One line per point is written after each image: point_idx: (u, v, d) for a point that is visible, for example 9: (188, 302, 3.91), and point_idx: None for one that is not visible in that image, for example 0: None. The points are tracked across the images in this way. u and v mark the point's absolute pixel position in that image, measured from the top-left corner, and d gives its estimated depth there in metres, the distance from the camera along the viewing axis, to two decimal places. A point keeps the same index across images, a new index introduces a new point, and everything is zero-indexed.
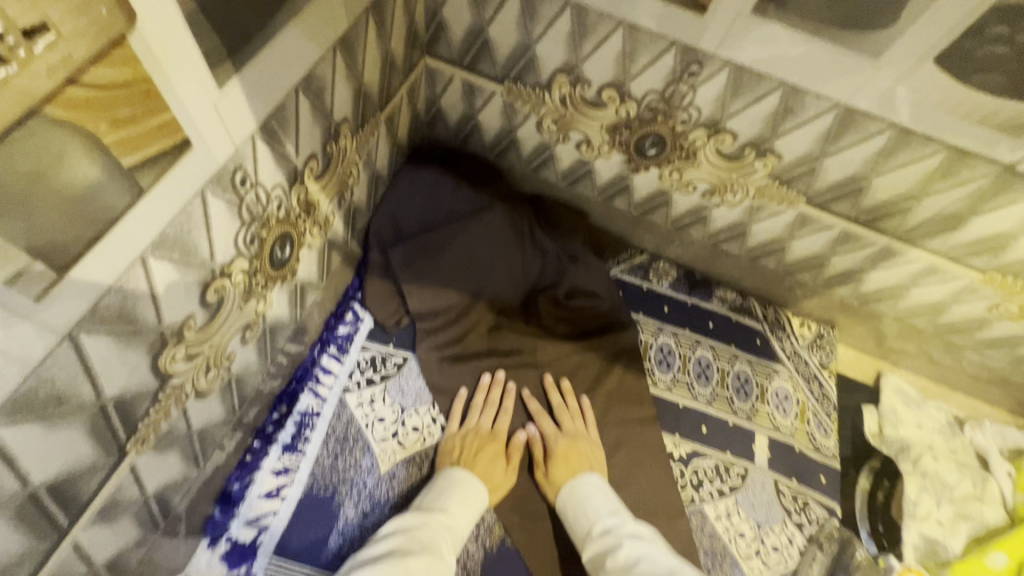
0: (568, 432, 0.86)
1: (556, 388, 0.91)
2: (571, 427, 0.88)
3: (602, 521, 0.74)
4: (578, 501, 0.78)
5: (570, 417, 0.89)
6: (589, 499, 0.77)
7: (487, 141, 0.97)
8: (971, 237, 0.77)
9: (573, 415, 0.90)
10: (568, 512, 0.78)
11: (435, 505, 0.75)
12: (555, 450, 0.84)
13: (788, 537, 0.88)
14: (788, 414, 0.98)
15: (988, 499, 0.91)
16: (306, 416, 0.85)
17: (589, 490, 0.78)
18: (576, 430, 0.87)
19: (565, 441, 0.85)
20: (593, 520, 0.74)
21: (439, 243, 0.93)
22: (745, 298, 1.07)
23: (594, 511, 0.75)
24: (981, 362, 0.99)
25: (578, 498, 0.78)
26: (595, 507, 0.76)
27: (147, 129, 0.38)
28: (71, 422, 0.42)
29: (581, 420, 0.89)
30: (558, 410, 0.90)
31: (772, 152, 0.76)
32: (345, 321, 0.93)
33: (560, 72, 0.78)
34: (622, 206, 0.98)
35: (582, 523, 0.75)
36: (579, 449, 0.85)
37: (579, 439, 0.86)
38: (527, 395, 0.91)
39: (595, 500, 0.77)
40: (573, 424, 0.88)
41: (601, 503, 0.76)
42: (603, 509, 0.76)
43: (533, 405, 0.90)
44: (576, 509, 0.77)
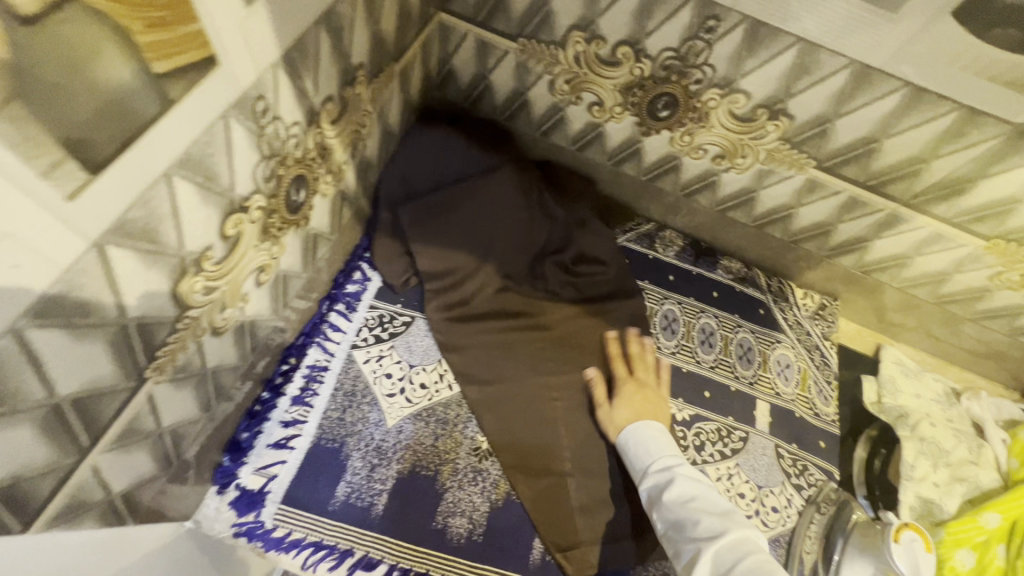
0: (637, 379, 0.89)
1: (636, 340, 0.94)
2: (643, 375, 0.90)
3: (661, 458, 0.75)
4: (640, 438, 0.79)
5: (643, 365, 0.91)
6: (654, 438, 0.78)
7: (498, 104, 0.97)
8: (976, 202, 0.78)
9: (649, 367, 0.91)
10: (626, 448, 0.80)
11: None
12: (620, 395, 0.86)
13: (787, 498, 0.89)
14: (790, 381, 1.00)
15: (983, 464, 0.92)
16: (315, 370, 0.86)
17: (653, 430, 0.80)
18: (645, 379, 0.89)
19: (632, 387, 0.87)
20: (653, 457, 0.76)
21: (449, 204, 0.93)
22: (749, 269, 1.08)
23: (654, 449, 0.77)
24: (978, 335, 1.01)
25: (642, 435, 0.79)
26: (659, 447, 0.77)
27: (178, 37, 0.37)
28: (95, 336, 0.42)
29: (653, 371, 0.91)
30: (631, 358, 0.92)
31: (784, 113, 0.77)
32: (354, 279, 0.93)
33: (575, 29, 0.79)
34: (631, 172, 0.99)
35: (640, 459, 0.77)
36: (644, 395, 0.87)
37: (647, 387, 0.88)
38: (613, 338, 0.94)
39: (656, 439, 0.78)
40: (649, 377, 0.90)
41: (663, 443, 0.78)
42: (664, 449, 0.77)
43: (614, 349, 0.92)
44: (635, 446, 0.79)
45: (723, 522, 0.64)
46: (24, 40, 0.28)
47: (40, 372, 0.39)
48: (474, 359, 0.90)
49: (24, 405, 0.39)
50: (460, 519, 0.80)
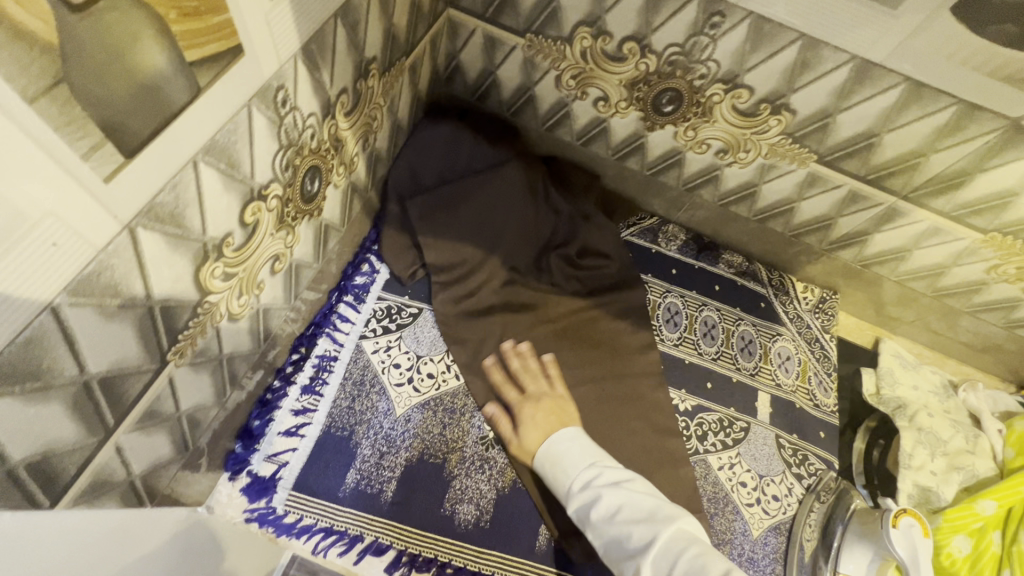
0: (532, 396, 0.86)
1: (515, 354, 0.91)
2: (533, 388, 0.87)
3: (581, 475, 0.70)
4: (556, 459, 0.74)
5: (530, 377, 0.89)
6: (566, 455, 0.73)
7: (504, 99, 0.98)
8: (974, 196, 0.80)
9: (534, 372, 0.89)
10: (548, 474, 0.75)
11: None
12: (523, 419, 0.83)
13: (787, 487, 0.91)
14: (790, 373, 1.02)
15: (979, 453, 0.93)
16: (325, 360, 0.87)
17: (568, 443, 0.74)
18: (539, 391, 0.87)
19: (532, 409, 0.85)
20: (570, 476, 0.71)
21: (456, 197, 0.94)
22: (750, 263, 1.10)
23: (572, 467, 0.72)
24: (975, 329, 1.03)
25: (557, 454, 0.75)
26: (571, 464, 0.72)
27: (209, 27, 0.39)
28: (123, 317, 0.44)
29: (541, 377, 0.89)
30: (517, 377, 0.89)
31: (787, 108, 0.79)
32: (362, 271, 0.95)
33: (582, 24, 0.80)
34: (635, 166, 1.01)
35: (563, 481, 0.72)
36: (545, 408, 0.84)
37: (545, 398, 0.86)
38: (489, 365, 0.90)
39: (569, 453, 0.73)
40: (538, 385, 0.88)
41: (578, 455, 0.73)
42: (582, 460, 0.72)
43: (496, 376, 0.89)
44: (554, 471, 0.74)
45: (651, 527, 0.59)
46: (73, 26, 0.30)
47: (73, 350, 0.40)
48: (484, 349, 0.91)
49: (58, 380, 0.40)
50: (466, 506, 0.81)
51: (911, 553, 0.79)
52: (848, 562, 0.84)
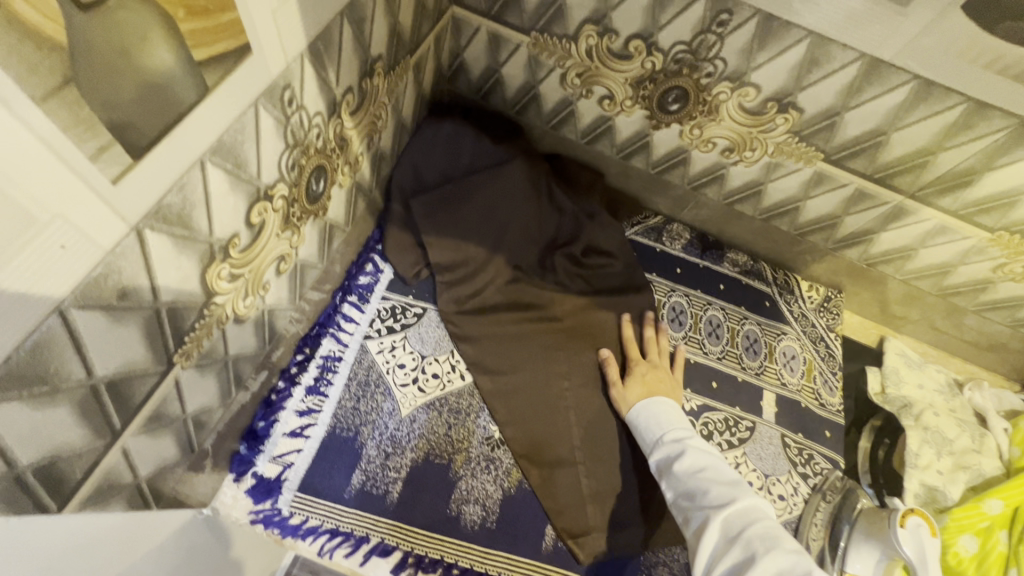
0: (648, 360, 0.91)
1: (650, 323, 0.97)
2: (655, 357, 0.92)
3: (672, 430, 0.75)
4: (652, 414, 0.80)
5: (656, 350, 0.93)
6: (666, 412, 0.79)
7: (508, 97, 0.98)
8: (981, 194, 0.79)
9: (664, 351, 0.94)
10: (637, 423, 0.81)
11: None
12: (634, 374, 0.89)
13: (793, 486, 0.91)
14: (796, 372, 1.01)
15: (985, 452, 0.93)
16: (329, 360, 0.87)
17: (666, 407, 0.81)
18: (657, 362, 0.92)
19: (644, 367, 0.90)
20: (665, 430, 0.76)
21: (461, 196, 0.94)
22: (755, 262, 1.09)
23: (666, 424, 0.77)
24: (980, 328, 1.03)
25: (654, 412, 0.80)
26: (669, 423, 0.77)
27: (218, 26, 0.38)
28: (130, 319, 0.43)
29: (665, 355, 0.93)
30: (645, 344, 0.94)
31: (794, 106, 0.78)
32: (366, 271, 0.94)
33: (588, 22, 0.79)
34: (639, 165, 1.00)
35: (654, 433, 0.77)
36: (657, 377, 0.89)
37: (658, 368, 0.90)
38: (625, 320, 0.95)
39: (667, 416, 0.79)
40: (660, 356, 0.93)
41: (675, 419, 0.78)
42: (675, 424, 0.78)
43: (630, 332, 0.94)
44: (648, 423, 0.79)
45: (731, 490, 0.62)
46: (82, 25, 0.30)
47: (80, 354, 0.40)
48: (491, 343, 0.91)
49: (64, 384, 0.40)
50: (474, 506, 0.81)
51: (918, 551, 0.78)
52: (855, 562, 0.83)
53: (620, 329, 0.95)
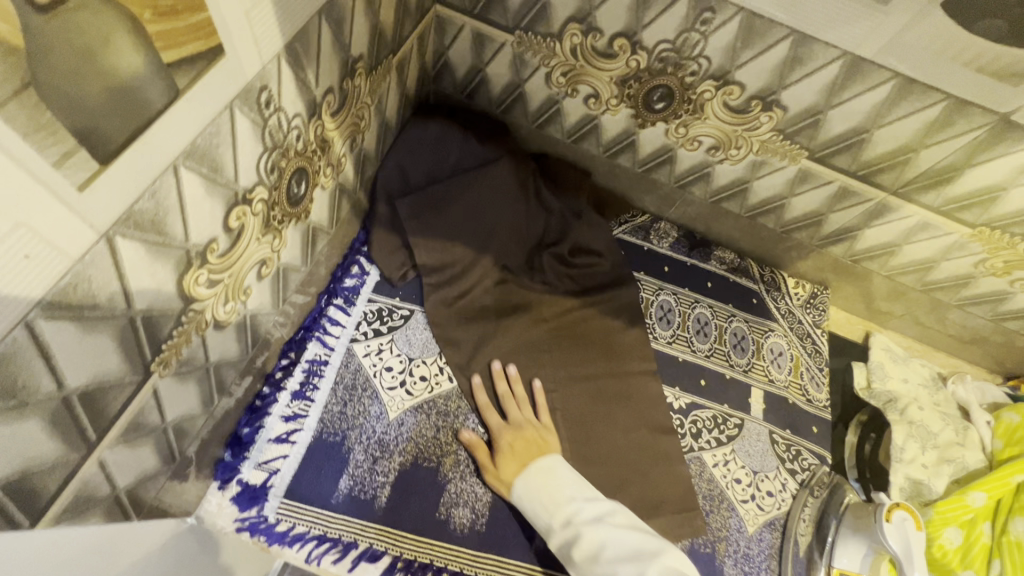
0: (511, 424, 0.84)
1: (502, 377, 0.89)
2: (516, 416, 0.85)
3: (560, 510, 0.75)
4: (535, 494, 0.76)
5: (515, 405, 0.87)
6: (546, 485, 0.76)
7: (494, 97, 0.97)
8: (962, 191, 0.80)
9: (523, 403, 0.87)
10: (525, 508, 0.76)
11: None
12: (505, 448, 0.81)
13: (781, 482, 0.92)
14: (783, 369, 1.02)
15: (969, 445, 0.94)
16: (315, 364, 0.86)
17: (546, 479, 0.77)
18: (519, 420, 0.85)
19: (509, 437, 0.83)
20: (553, 511, 0.75)
21: (447, 197, 0.93)
22: (742, 259, 1.10)
23: (553, 501, 0.75)
24: (963, 322, 1.04)
25: (535, 489, 0.76)
26: (553, 499, 0.75)
27: (188, 27, 0.37)
28: (104, 329, 0.42)
29: (529, 406, 0.87)
30: (502, 402, 0.87)
31: (778, 105, 0.78)
32: (351, 273, 0.93)
33: (572, 21, 0.79)
34: (626, 164, 1.00)
35: (540, 517, 0.75)
36: (526, 439, 0.82)
37: (526, 428, 0.84)
38: (477, 384, 0.88)
39: (547, 485, 0.76)
40: (524, 417, 0.85)
41: (558, 489, 0.76)
42: (561, 493, 0.76)
43: (482, 398, 0.87)
44: (531, 504, 0.76)
45: (639, 564, 0.67)
46: (40, 28, 0.29)
47: (51, 366, 0.39)
48: (457, 354, 0.91)
49: (34, 398, 0.38)
50: (462, 509, 0.80)
51: (905, 546, 0.79)
52: (842, 556, 0.85)
53: (473, 392, 0.88)
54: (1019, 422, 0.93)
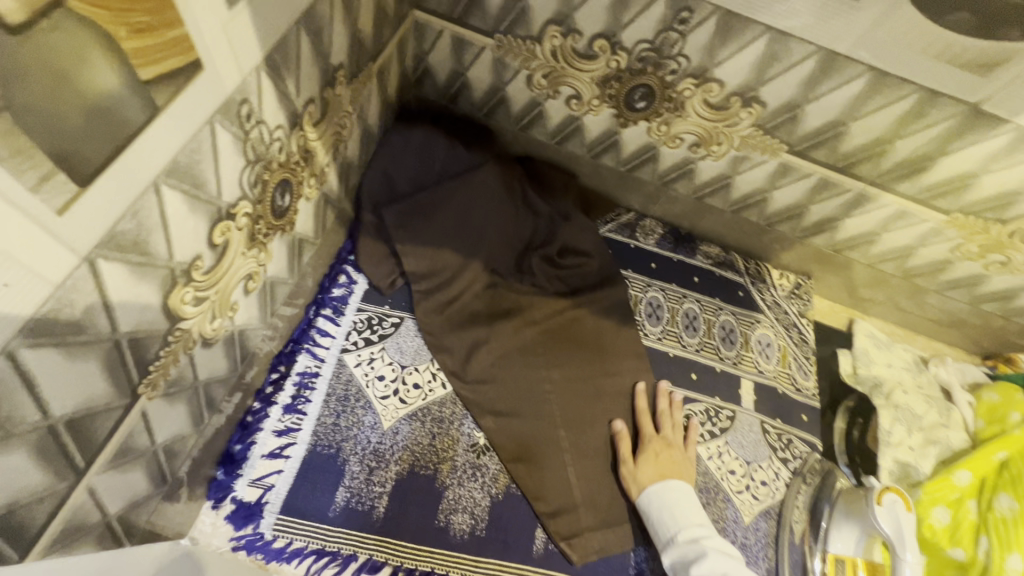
0: (661, 435, 0.88)
1: (665, 395, 0.94)
2: (669, 433, 0.89)
3: (689, 529, 0.77)
4: (664, 502, 0.80)
5: (671, 424, 0.91)
6: (678, 501, 0.80)
7: (476, 101, 0.97)
8: (937, 179, 0.82)
9: (677, 425, 0.91)
10: (649, 511, 0.80)
11: None
12: (650, 452, 0.86)
13: (774, 472, 0.93)
14: (771, 359, 1.04)
15: (952, 425, 0.97)
16: (305, 376, 0.85)
17: (682, 496, 0.81)
18: (669, 437, 0.89)
19: (658, 445, 0.87)
20: (680, 524, 0.78)
21: (433, 203, 0.92)
22: (728, 253, 1.11)
23: (680, 518, 0.78)
24: (941, 305, 1.07)
25: (667, 500, 0.80)
26: (682, 514, 0.79)
27: (163, 42, 0.37)
28: (89, 354, 0.41)
29: (680, 429, 0.90)
30: (659, 417, 0.91)
31: (757, 101, 0.80)
32: (339, 283, 0.92)
33: (551, 23, 0.79)
34: (610, 163, 1.01)
35: (665, 526, 0.78)
36: (670, 455, 0.86)
37: (674, 446, 0.88)
38: (638, 390, 0.93)
39: (680, 501, 0.80)
40: (678, 435, 0.90)
41: (688, 510, 0.79)
42: (692, 517, 0.79)
43: (642, 403, 0.92)
44: (659, 509, 0.80)
45: None
46: (15, 52, 0.28)
47: (34, 395, 0.38)
48: (490, 355, 0.91)
49: (18, 429, 0.37)
50: (462, 515, 0.80)
51: (896, 528, 0.77)
52: (836, 541, 0.87)
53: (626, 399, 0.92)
54: (998, 402, 0.97)
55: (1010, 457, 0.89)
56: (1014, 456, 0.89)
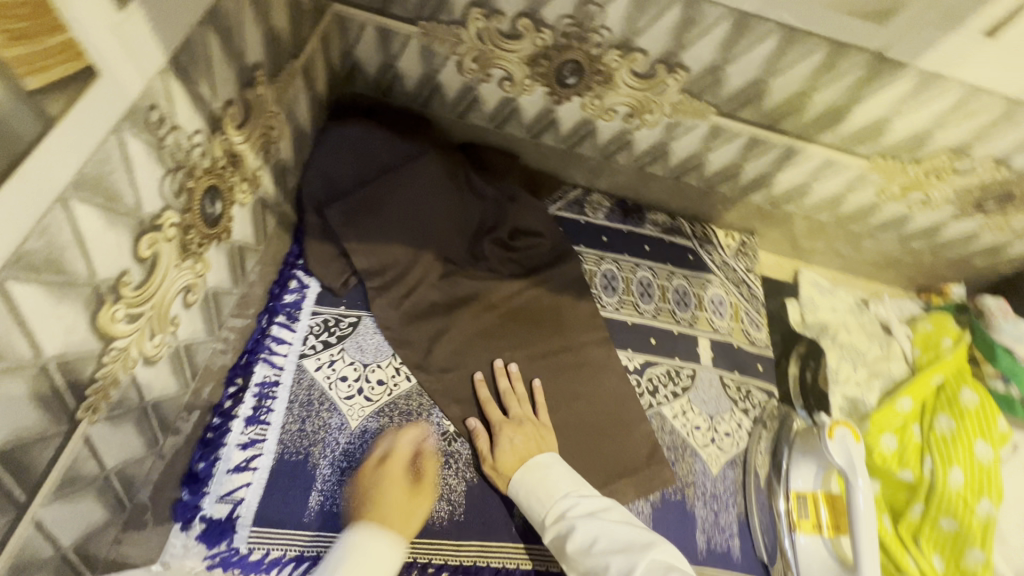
0: (513, 417, 0.85)
1: (502, 374, 0.90)
2: (517, 411, 0.87)
3: (555, 504, 0.75)
4: (530, 488, 0.77)
5: (516, 401, 0.88)
6: (537, 483, 0.78)
7: (410, 91, 0.96)
8: (854, 127, 0.86)
9: (524, 399, 0.88)
10: (519, 499, 0.78)
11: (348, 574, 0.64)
12: (504, 438, 0.83)
13: (737, 422, 0.98)
14: (724, 316, 1.08)
15: (893, 357, 1.04)
16: (265, 386, 0.83)
17: (541, 473, 0.78)
18: (521, 414, 0.86)
19: (512, 429, 0.84)
20: (545, 504, 0.76)
21: (380, 197, 0.91)
22: (674, 219, 1.15)
23: (546, 497, 0.76)
24: (875, 247, 1.14)
25: (530, 484, 0.78)
26: (545, 491, 0.77)
27: (45, 49, 0.35)
28: (10, 382, 0.40)
29: (528, 402, 0.88)
30: (504, 397, 0.88)
31: (680, 67, 0.82)
32: (290, 289, 0.91)
33: (473, 6, 0.80)
34: (550, 142, 1.02)
35: (535, 509, 0.76)
36: (525, 433, 0.84)
37: (526, 423, 0.85)
38: (477, 379, 0.89)
39: (540, 480, 0.77)
40: (525, 409, 0.87)
41: (549, 484, 0.77)
42: (552, 488, 0.77)
43: (483, 391, 0.88)
44: (527, 496, 0.77)
45: (629, 556, 0.67)
46: None
47: None
48: (454, 339, 0.93)
49: None
50: (439, 503, 0.81)
51: (846, 459, 0.82)
52: (796, 478, 0.93)
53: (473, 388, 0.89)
54: (931, 330, 1.05)
55: (944, 379, 0.96)
56: (947, 378, 0.96)
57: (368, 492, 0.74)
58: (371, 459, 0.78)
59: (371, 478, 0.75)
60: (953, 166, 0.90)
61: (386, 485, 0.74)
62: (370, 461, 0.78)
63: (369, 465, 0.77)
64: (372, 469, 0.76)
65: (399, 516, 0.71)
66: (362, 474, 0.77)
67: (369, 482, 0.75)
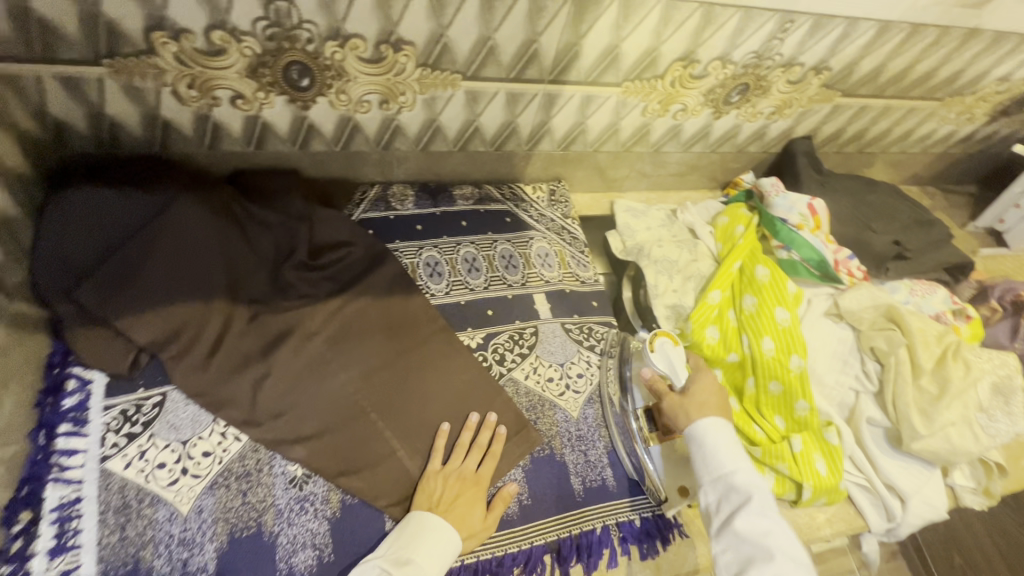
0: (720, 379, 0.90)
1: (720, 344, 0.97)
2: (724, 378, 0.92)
3: (729, 467, 0.76)
4: (712, 442, 0.79)
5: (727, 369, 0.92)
6: (725, 439, 0.79)
7: (139, 135, 0.86)
8: (591, 59, 0.90)
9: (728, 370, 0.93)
10: (696, 443, 0.80)
11: (404, 555, 0.74)
12: (707, 387, 0.87)
13: (586, 361, 1.02)
14: (553, 266, 1.11)
15: (703, 256, 1.14)
16: (64, 509, 0.72)
17: (730, 438, 0.79)
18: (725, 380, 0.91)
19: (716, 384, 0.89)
20: (720, 467, 0.77)
21: (138, 261, 0.81)
22: (481, 188, 1.15)
23: (724, 455, 0.77)
24: (668, 161, 1.22)
25: (715, 438, 0.79)
26: (729, 457, 0.77)
27: None
28: None
29: None
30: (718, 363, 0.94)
31: (404, 42, 0.81)
32: (68, 392, 0.79)
33: (151, 30, 0.72)
34: (322, 148, 0.96)
35: (707, 457, 0.78)
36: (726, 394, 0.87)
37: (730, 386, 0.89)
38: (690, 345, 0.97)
39: (728, 444, 0.79)
40: None
41: (735, 452, 0.78)
42: (736, 455, 0.78)
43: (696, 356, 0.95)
44: (704, 445, 0.79)
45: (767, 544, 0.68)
46: None
47: None
48: (279, 382, 0.85)
49: None
50: (303, 552, 0.77)
51: (668, 363, 0.92)
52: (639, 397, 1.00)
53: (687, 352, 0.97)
54: (726, 222, 1.15)
55: (742, 264, 1.07)
56: (744, 262, 1.07)
57: (447, 496, 0.82)
58: (465, 470, 0.85)
59: (463, 484, 0.84)
60: (690, 74, 0.98)
61: (469, 497, 0.83)
62: (467, 470, 0.85)
63: (464, 470, 0.85)
64: (471, 479, 0.85)
65: (462, 508, 0.81)
66: (457, 473, 0.85)
67: (455, 488, 0.83)
